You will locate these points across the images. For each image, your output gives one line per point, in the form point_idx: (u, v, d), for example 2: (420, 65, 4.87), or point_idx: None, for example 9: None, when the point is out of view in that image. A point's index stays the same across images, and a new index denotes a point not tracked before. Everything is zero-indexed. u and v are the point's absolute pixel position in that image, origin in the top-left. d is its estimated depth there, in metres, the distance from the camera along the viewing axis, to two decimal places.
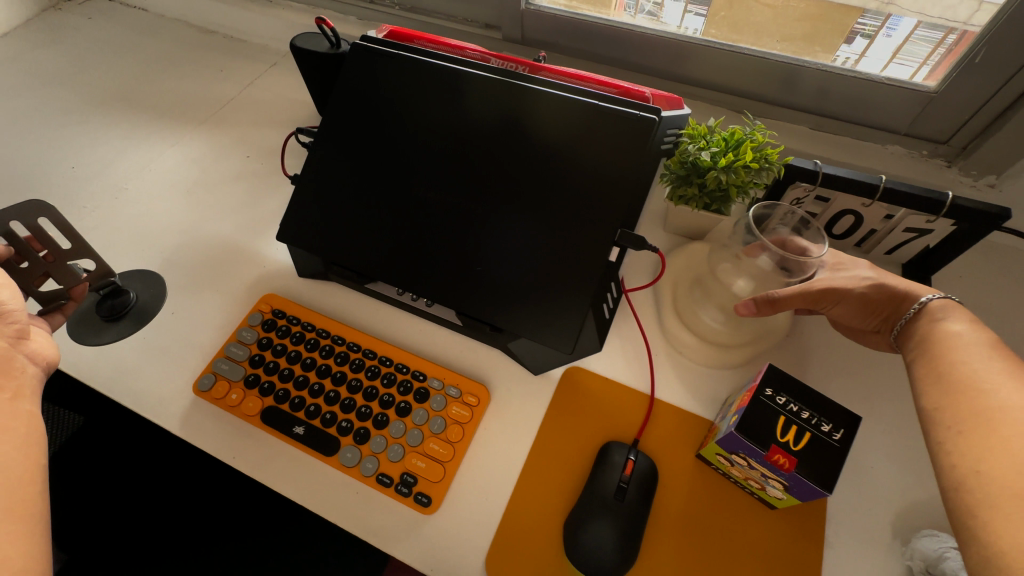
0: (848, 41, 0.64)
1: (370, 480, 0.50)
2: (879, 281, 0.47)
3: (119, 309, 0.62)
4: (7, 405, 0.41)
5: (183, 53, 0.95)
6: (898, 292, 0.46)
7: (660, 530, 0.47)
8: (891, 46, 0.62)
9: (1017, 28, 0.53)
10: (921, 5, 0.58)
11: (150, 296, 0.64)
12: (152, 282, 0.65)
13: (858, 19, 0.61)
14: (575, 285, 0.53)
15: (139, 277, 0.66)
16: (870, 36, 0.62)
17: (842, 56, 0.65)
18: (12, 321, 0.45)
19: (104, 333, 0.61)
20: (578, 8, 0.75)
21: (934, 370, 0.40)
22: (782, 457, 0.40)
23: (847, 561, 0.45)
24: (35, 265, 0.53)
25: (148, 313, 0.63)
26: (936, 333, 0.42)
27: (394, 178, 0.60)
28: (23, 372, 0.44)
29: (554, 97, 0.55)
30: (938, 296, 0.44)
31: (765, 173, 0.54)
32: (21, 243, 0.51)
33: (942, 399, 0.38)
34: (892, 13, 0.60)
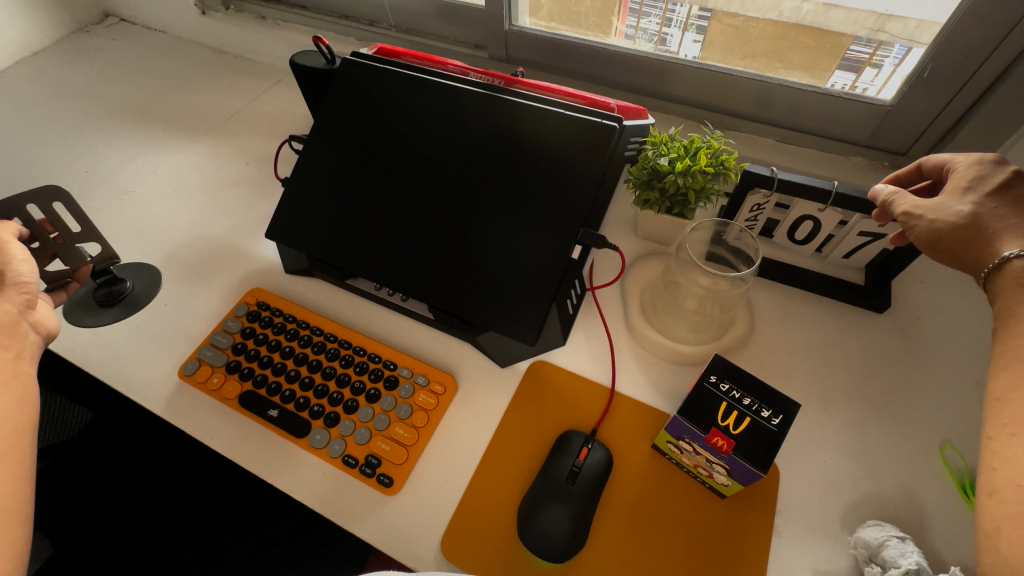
0: (842, 67, 0.67)
1: (337, 461, 0.52)
2: (969, 217, 0.42)
3: (114, 295, 0.67)
4: (10, 366, 0.45)
5: (195, 70, 1.02)
6: (981, 236, 0.41)
7: (610, 516, 0.48)
8: (885, 73, 0.65)
9: (956, 46, 0.57)
10: (910, 33, 0.61)
11: (145, 286, 0.68)
12: (149, 274, 0.70)
13: (851, 46, 0.65)
14: (539, 281, 0.56)
15: (135, 269, 0.70)
16: (880, 66, 0.65)
17: (837, 82, 0.68)
18: (24, 288, 0.49)
19: (98, 318, 0.65)
20: (556, 29, 0.81)
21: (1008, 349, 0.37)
22: (721, 440, 0.42)
23: (794, 550, 0.46)
24: (46, 246, 0.58)
25: (140, 300, 0.67)
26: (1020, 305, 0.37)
27: (375, 180, 0.64)
28: (25, 338, 0.47)
29: (522, 106, 0.59)
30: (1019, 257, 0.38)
31: (721, 177, 0.59)
32: (36, 226, 0.56)
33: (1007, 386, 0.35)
34: (883, 40, 0.63)
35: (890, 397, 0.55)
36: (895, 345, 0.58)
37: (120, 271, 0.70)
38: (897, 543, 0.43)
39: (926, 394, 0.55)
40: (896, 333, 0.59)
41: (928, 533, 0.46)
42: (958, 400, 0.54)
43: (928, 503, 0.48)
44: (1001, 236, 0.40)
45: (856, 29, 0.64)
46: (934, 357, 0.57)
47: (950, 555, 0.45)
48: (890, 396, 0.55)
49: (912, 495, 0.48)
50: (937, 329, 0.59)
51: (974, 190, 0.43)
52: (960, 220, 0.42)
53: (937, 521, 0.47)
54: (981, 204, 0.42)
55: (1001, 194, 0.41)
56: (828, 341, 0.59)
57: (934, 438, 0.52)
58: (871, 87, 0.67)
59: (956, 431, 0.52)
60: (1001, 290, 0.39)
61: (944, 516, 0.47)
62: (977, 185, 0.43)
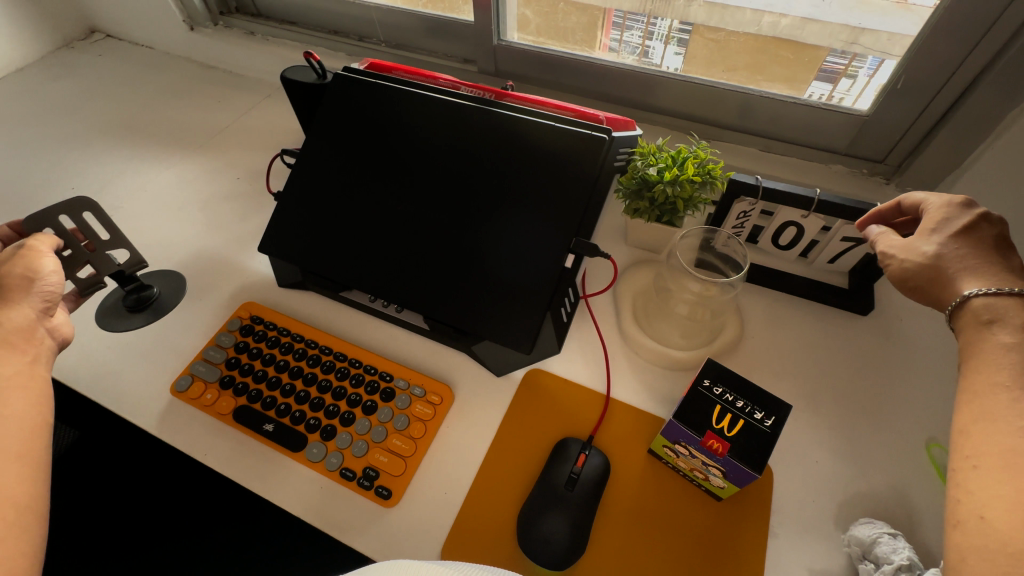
0: (819, 77, 0.69)
1: (334, 474, 0.52)
2: (939, 258, 0.41)
3: (142, 301, 0.67)
4: (26, 367, 0.45)
5: (184, 86, 1.02)
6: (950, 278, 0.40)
7: (610, 522, 0.48)
8: (861, 83, 0.67)
9: (925, 59, 0.60)
10: (883, 45, 0.64)
11: (172, 293, 0.69)
12: (175, 281, 0.70)
13: (827, 57, 0.67)
14: (533, 290, 0.57)
15: (160, 275, 0.71)
16: (854, 76, 0.68)
17: (815, 92, 0.70)
18: (46, 294, 0.49)
19: (127, 323, 0.66)
20: (544, 44, 0.83)
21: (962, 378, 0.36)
22: (716, 442, 0.43)
23: (790, 551, 0.47)
24: (78, 254, 0.58)
25: (166, 307, 0.67)
26: (979, 341, 0.36)
27: (368, 192, 0.64)
28: (41, 342, 0.47)
29: (513, 119, 0.60)
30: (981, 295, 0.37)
31: (708, 186, 0.60)
32: (67, 234, 0.57)
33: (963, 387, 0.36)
34: (857, 52, 0.66)
35: (877, 397, 0.56)
36: (880, 347, 0.60)
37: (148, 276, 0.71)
38: (889, 539, 0.44)
39: (912, 394, 0.56)
40: (881, 335, 0.61)
41: (919, 530, 0.47)
42: (943, 399, 0.56)
43: (917, 500, 0.49)
44: (962, 276, 0.40)
45: (833, 41, 0.66)
46: (917, 357, 0.59)
47: (940, 551, 0.46)
48: (877, 396, 0.56)
49: (902, 493, 0.50)
50: (920, 329, 0.61)
51: (941, 231, 0.42)
52: (927, 261, 0.42)
53: (927, 518, 0.48)
54: (947, 244, 0.42)
55: (965, 236, 0.41)
56: (816, 344, 0.61)
57: (921, 436, 0.53)
58: (848, 96, 0.69)
59: (942, 429, 0.54)
60: (962, 328, 0.38)
61: (934, 512, 0.48)
62: (944, 224, 0.43)
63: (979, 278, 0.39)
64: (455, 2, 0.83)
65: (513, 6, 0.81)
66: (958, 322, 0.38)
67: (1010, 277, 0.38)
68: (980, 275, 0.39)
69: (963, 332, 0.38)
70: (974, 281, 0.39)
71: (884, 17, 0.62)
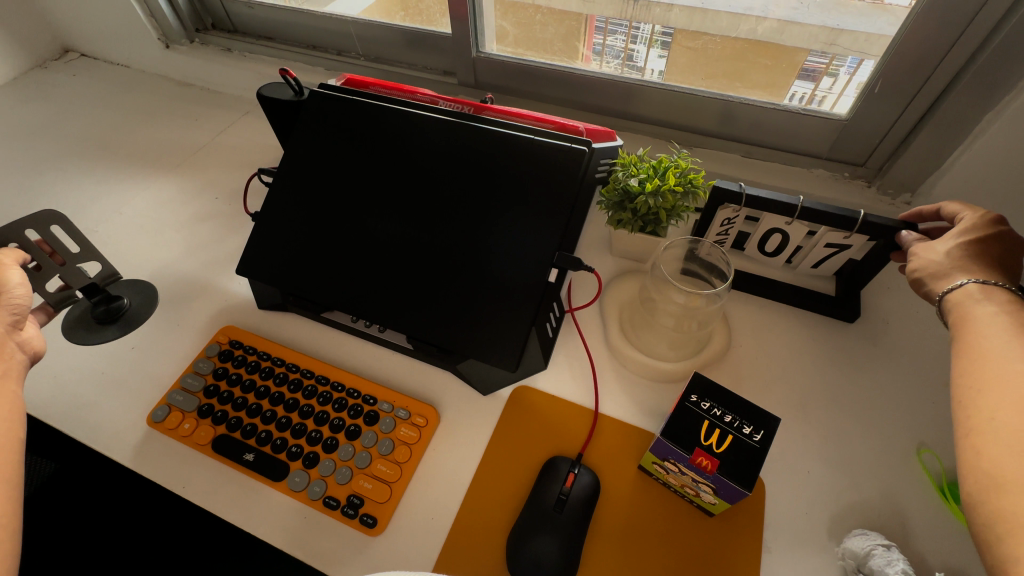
0: (800, 78, 0.69)
1: (317, 503, 0.51)
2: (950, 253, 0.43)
3: (112, 313, 0.67)
4: None
5: (161, 105, 1.01)
6: (949, 269, 0.42)
7: (601, 542, 0.47)
8: (842, 82, 0.67)
9: (901, 60, 0.60)
10: (860, 45, 0.64)
11: (143, 305, 0.68)
12: (146, 292, 0.70)
13: (806, 57, 0.67)
14: (517, 306, 0.56)
15: (131, 286, 0.70)
16: (835, 75, 0.67)
17: (797, 92, 0.70)
18: (13, 308, 0.49)
19: (94, 335, 0.65)
20: (523, 54, 0.82)
21: (960, 346, 0.37)
22: (705, 459, 0.42)
23: (785, 565, 0.46)
24: (46, 268, 0.58)
25: (136, 320, 0.67)
26: (963, 316, 0.39)
27: (347, 211, 0.63)
28: (11, 358, 0.48)
29: (492, 133, 0.60)
30: (971, 282, 0.40)
31: (690, 195, 0.60)
32: (35, 248, 0.57)
33: (967, 364, 0.36)
34: (836, 53, 0.66)
35: (867, 404, 0.56)
36: (868, 352, 0.60)
37: (119, 287, 0.70)
38: (884, 551, 0.44)
39: (901, 399, 0.56)
40: (868, 341, 0.61)
41: (913, 538, 0.47)
42: (932, 403, 0.55)
43: (910, 508, 0.49)
44: (961, 269, 0.42)
45: (812, 43, 0.66)
46: (905, 361, 0.59)
47: (934, 560, 0.46)
48: (866, 402, 0.56)
49: (894, 501, 0.49)
50: (907, 333, 0.61)
51: (960, 233, 0.44)
52: (934, 258, 0.44)
53: (920, 526, 0.48)
54: (958, 245, 0.43)
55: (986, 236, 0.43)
56: (803, 351, 0.60)
57: (911, 442, 0.53)
58: (829, 95, 0.69)
59: (932, 434, 0.53)
60: (950, 309, 0.40)
61: (927, 520, 0.48)
62: (966, 229, 0.44)
63: (976, 271, 0.41)
64: (433, 14, 0.83)
65: (491, 19, 0.81)
66: (945, 302, 0.41)
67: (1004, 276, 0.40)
68: (976, 266, 0.41)
69: (949, 311, 0.41)
70: (970, 273, 0.41)
71: (860, 18, 0.62)
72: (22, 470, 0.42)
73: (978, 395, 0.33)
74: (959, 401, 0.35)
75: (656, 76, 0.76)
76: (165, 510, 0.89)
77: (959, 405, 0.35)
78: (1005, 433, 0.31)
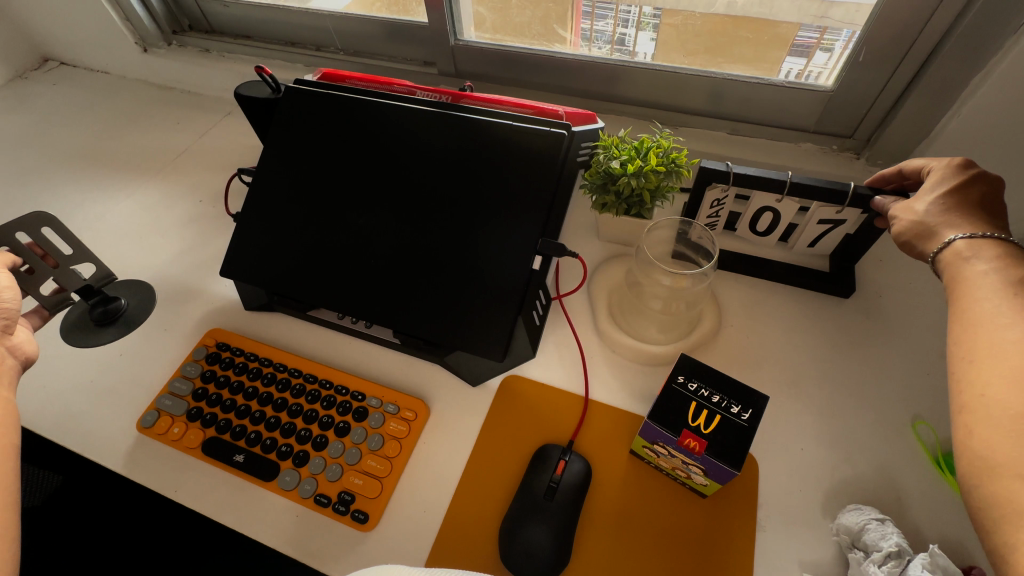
0: (791, 53, 0.67)
1: (308, 501, 0.51)
2: (934, 209, 0.42)
3: (110, 314, 0.67)
4: None
5: (142, 110, 1.00)
6: (937, 224, 0.41)
7: (593, 528, 0.47)
8: (834, 55, 0.65)
9: (885, 26, 0.58)
10: (852, 17, 0.62)
11: (139, 306, 0.68)
12: (144, 292, 0.70)
13: (797, 32, 0.65)
14: (503, 295, 0.55)
15: (126, 287, 0.71)
16: (830, 50, 0.65)
17: (787, 67, 0.68)
18: (3, 313, 0.49)
19: (95, 336, 0.66)
20: (502, 40, 0.81)
21: (954, 310, 0.36)
22: (693, 441, 0.42)
23: (779, 544, 0.46)
24: (41, 272, 0.58)
25: (134, 321, 0.67)
26: (959, 276, 0.38)
27: (329, 207, 0.62)
28: (3, 364, 0.48)
29: (470, 120, 0.59)
30: (964, 236, 0.39)
31: (674, 175, 0.58)
32: (26, 251, 0.57)
33: (960, 333, 0.35)
34: (827, 25, 0.64)
35: (860, 379, 0.55)
36: (860, 327, 0.59)
37: (117, 287, 0.70)
38: (877, 525, 0.43)
39: (894, 372, 0.55)
40: (860, 315, 0.60)
41: (909, 510, 0.46)
42: (927, 375, 0.55)
43: (906, 482, 0.48)
44: (947, 224, 0.41)
45: (802, 16, 0.64)
46: (898, 334, 0.58)
47: (931, 532, 0.45)
48: (860, 377, 0.55)
49: (891, 475, 0.49)
50: (900, 306, 0.60)
51: (933, 188, 0.43)
52: (917, 217, 0.43)
53: (916, 499, 0.47)
54: (936, 200, 0.43)
55: (961, 188, 0.42)
56: (795, 328, 0.60)
57: (906, 415, 0.52)
58: (823, 70, 0.67)
59: (927, 405, 0.53)
60: (948, 267, 0.39)
61: (922, 492, 0.47)
62: (936, 183, 0.44)
63: (962, 224, 0.40)
64: (409, 4, 0.81)
65: (468, 4, 0.80)
66: (940, 262, 0.40)
67: (994, 227, 0.39)
68: (964, 221, 0.40)
69: (946, 271, 0.39)
70: (958, 227, 0.40)
71: None
72: (17, 477, 0.42)
73: (970, 368, 0.33)
74: (954, 373, 0.34)
75: (648, 58, 0.75)
76: (166, 517, 0.89)
77: (953, 377, 0.34)
78: (994, 409, 0.30)
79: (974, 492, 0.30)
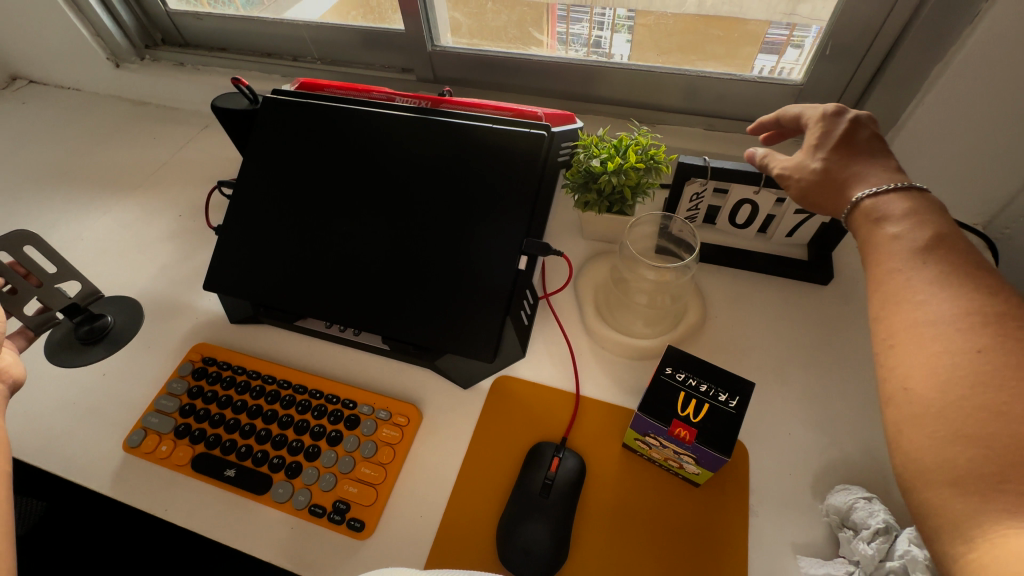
0: (762, 50, 0.69)
1: (302, 512, 0.50)
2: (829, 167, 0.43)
3: (96, 333, 0.65)
4: None
5: (116, 126, 0.98)
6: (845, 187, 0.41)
7: (589, 523, 0.48)
8: (804, 52, 0.68)
9: (849, 21, 0.60)
10: (819, 15, 0.64)
11: (126, 323, 0.67)
12: (131, 309, 0.69)
13: (768, 30, 0.67)
14: (490, 296, 0.55)
15: (113, 304, 0.69)
16: (800, 46, 0.68)
17: (759, 65, 0.70)
18: None
19: (81, 356, 0.64)
20: (480, 45, 0.81)
21: (872, 278, 0.37)
22: (683, 430, 0.42)
23: (772, 528, 0.47)
24: (24, 290, 0.58)
25: (115, 342, 0.66)
26: (873, 238, 0.38)
27: (312, 215, 0.62)
28: None
29: (449, 124, 0.59)
30: (870, 195, 0.39)
31: (653, 171, 0.59)
32: (8, 270, 0.56)
33: (880, 310, 0.35)
34: (797, 23, 0.65)
35: (842, 363, 0.56)
36: (840, 313, 0.61)
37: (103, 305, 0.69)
38: (865, 503, 0.44)
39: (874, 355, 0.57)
40: (839, 301, 0.62)
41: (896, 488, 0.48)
42: None
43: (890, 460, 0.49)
44: (852, 183, 0.41)
45: (772, 14, 0.65)
46: None
47: None
48: (842, 361, 0.57)
49: (876, 454, 0.50)
50: None
51: (823, 147, 0.44)
52: (816, 176, 0.44)
53: None
54: (830, 158, 0.44)
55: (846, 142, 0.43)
56: (778, 317, 0.61)
57: None
58: (795, 67, 0.70)
59: None
60: (863, 229, 0.39)
61: None
62: (824, 139, 0.45)
63: (867, 181, 0.41)
64: (385, 11, 0.81)
65: (444, 11, 0.80)
66: (855, 223, 0.40)
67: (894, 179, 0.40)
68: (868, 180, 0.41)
69: (860, 232, 0.40)
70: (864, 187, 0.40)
71: None
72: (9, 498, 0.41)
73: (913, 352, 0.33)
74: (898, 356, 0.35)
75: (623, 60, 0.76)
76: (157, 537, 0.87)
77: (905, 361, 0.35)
78: None
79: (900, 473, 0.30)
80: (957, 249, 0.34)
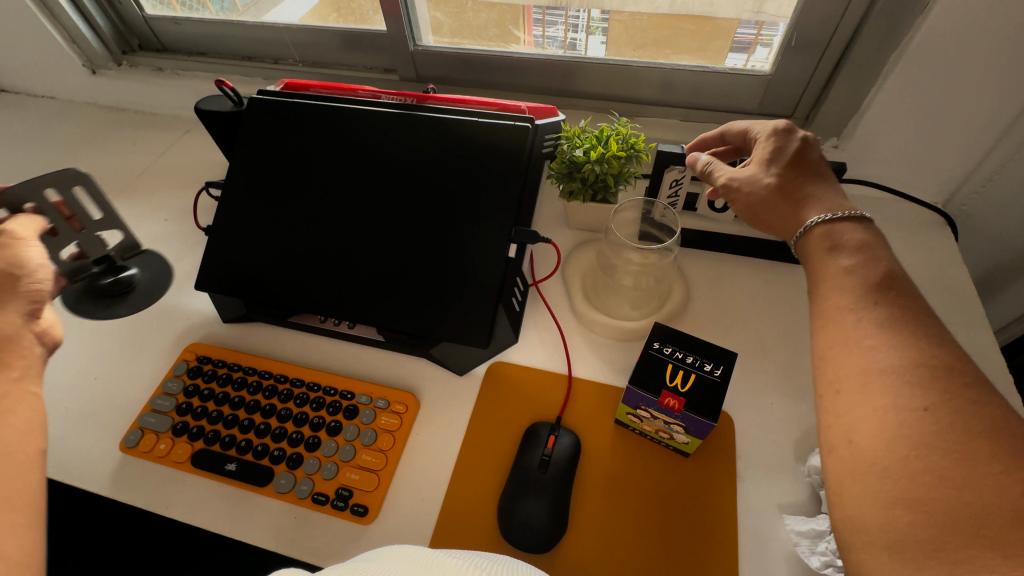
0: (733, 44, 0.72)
1: (305, 501, 0.51)
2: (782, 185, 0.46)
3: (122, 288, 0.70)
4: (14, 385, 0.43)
5: (96, 133, 0.97)
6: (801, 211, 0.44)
7: (586, 497, 0.49)
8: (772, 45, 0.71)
9: (812, 13, 0.64)
10: (785, 10, 0.67)
11: (148, 288, 0.71)
12: (160, 274, 0.73)
13: (738, 29, 0.70)
14: (482, 285, 0.57)
15: (145, 262, 0.74)
16: (768, 45, 0.71)
17: (732, 63, 0.74)
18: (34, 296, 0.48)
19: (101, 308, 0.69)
20: (461, 44, 0.83)
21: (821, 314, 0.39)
22: (672, 399, 0.45)
23: (759, 492, 0.49)
24: (64, 232, 0.60)
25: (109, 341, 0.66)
26: (826, 267, 0.41)
27: (302, 213, 0.63)
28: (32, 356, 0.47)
29: (435, 120, 0.61)
30: (823, 223, 0.42)
31: (634, 159, 0.62)
32: (52, 209, 0.58)
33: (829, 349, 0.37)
34: (764, 21, 0.69)
35: None
36: None
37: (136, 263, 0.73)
38: None
39: None
40: None
41: None
42: None
43: None
44: (806, 205, 0.44)
45: (740, 12, 0.68)
46: None
47: None
48: None
49: None
50: None
51: (776, 164, 0.48)
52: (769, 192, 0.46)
53: None
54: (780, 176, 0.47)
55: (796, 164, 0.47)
56: (756, 295, 0.64)
57: None
58: (763, 64, 0.73)
59: None
60: (814, 256, 0.42)
61: None
62: (777, 157, 0.48)
63: (818, 206, 0.44)
64: (366, 13, 0.83)
65: (424, 12, 0.82)
66: (809, 251, 0.43)
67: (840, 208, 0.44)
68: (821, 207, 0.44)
69: (811, 258, 0.42)
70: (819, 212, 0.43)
71: None
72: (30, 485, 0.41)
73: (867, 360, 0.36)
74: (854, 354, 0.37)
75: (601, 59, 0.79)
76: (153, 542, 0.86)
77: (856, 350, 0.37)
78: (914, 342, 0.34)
79: (859, 450, 0.33)
80: (901, 294, 0.37)
